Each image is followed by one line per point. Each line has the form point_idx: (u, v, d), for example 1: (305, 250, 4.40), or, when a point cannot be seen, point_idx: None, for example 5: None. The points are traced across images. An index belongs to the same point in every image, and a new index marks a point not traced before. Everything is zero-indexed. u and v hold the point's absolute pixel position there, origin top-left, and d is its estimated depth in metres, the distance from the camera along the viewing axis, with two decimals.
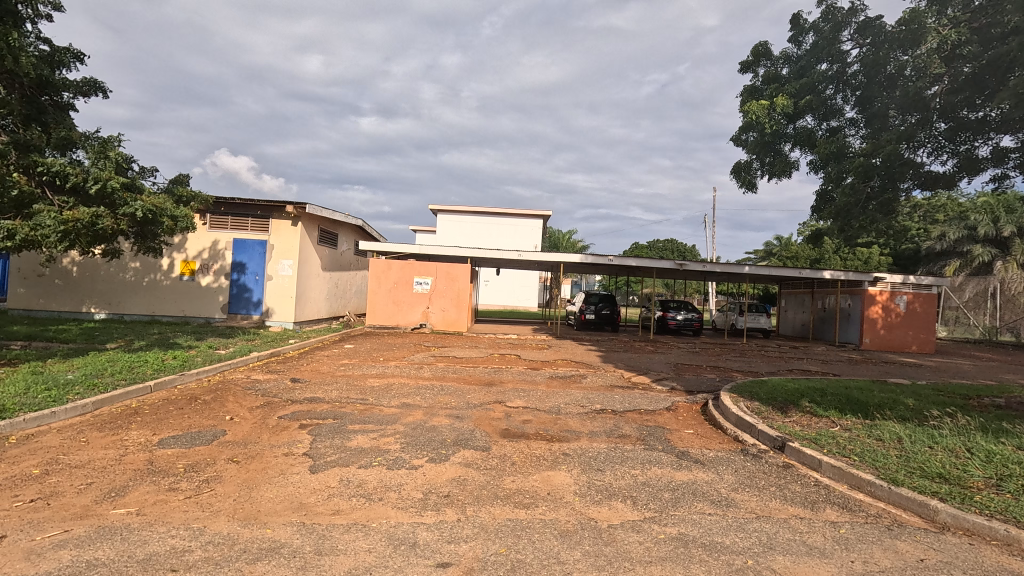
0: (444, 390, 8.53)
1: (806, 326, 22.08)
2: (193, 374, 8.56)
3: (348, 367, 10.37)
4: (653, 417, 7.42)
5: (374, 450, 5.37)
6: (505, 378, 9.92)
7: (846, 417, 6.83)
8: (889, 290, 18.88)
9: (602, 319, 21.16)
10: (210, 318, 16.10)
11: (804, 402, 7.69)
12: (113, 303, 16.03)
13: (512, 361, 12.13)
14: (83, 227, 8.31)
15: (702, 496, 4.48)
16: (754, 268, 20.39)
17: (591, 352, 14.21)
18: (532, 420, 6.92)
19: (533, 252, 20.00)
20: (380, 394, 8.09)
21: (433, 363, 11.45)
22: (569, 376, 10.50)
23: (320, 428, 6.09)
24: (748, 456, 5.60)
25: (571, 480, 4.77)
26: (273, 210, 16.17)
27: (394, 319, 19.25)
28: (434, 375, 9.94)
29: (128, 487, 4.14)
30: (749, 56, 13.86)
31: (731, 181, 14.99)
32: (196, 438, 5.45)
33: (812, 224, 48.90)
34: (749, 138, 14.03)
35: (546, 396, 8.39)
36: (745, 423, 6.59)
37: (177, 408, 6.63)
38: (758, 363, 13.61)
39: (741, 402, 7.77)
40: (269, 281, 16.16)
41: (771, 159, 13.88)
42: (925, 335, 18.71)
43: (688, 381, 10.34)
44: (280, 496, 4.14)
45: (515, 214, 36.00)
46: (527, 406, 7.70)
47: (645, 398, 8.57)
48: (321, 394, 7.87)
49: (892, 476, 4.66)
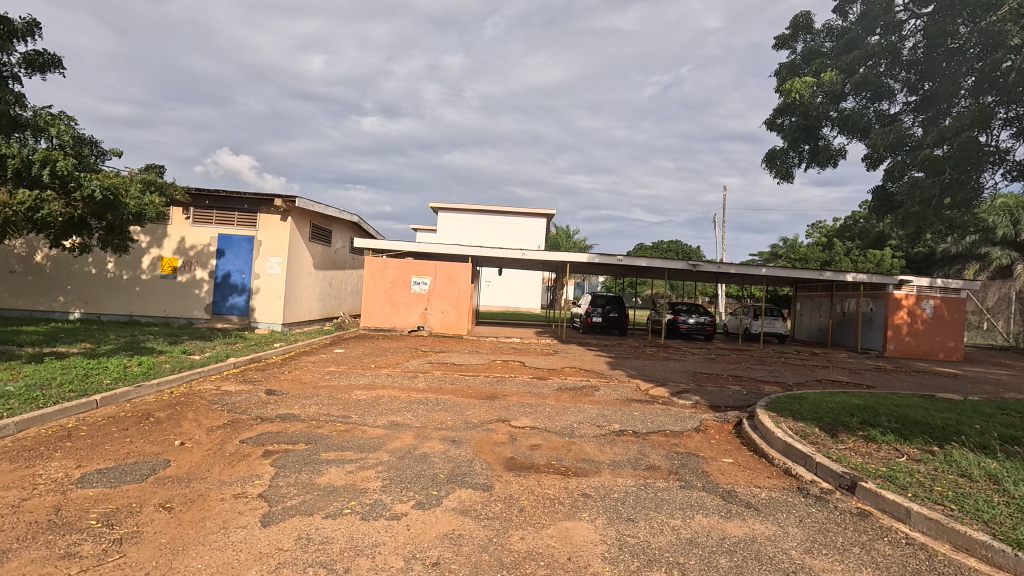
0: (441, 406, 7.46)
1: (824, 331, 20.99)
2: (154, 386, 7.48)
3: (334, 376, 9.30)
4: (682, 441, 6.36)
5: (349, 490, 4.29)
6: (509, 390, 8.83)
7: (915, 446, 5.78)
8: (915, 294, 17.81)
9: (609, 322, 20.07)
10: (192, 318, 15.08)
11: (856, 424, 6.64)
12: (90, 302, 15.03)
13: (516, 369, 11.04)
14: (20, 213, 7.79)
15: (771, 565, 3.41)
16: (772, 270, 19.27)
17: (600, 359, 13.13)
18: (541, 445, 5.87)
19: (537, 251, 18.96)
20: (368, 409, 7.08)
21: (430, 371, 10.38)
22: (581, 387, 9.41)
23: (288, 458, 5.02)
24: (811, 498, 4.55)
25: (595, 537, 3.72)
26: (260, 204, 15.15)
27: (390, 321, 18.23)
28: (430, 386, 8.84)
29: (6, 554, 3.08)
30: (787, 32, 14.55)
31: (766, 172, 15.50)
32: (127, 473, 4.38)
33: (821, 225, 47.64)
34: (789, 123, 14.68)
35: (557, 413, 7.31)
36: (797, 452, 5.54)
37: (121, 430, 5.55)
38: (783, 372, 12.56)
39: (783, 422, 6.70)
40: (257, 280, 15.13)
41: (813, 145, 14.59)
42: (953, 342, 17.61)
43: (714, 395, 9.28)
44: (211, 567, 3.07)
45: (517, 213, 34.96)
46: (534, 426, 6.64)
47: (669, 417, 7.50)
48: (297, 410, 6.82)
49: (1012, 536, 3.59)
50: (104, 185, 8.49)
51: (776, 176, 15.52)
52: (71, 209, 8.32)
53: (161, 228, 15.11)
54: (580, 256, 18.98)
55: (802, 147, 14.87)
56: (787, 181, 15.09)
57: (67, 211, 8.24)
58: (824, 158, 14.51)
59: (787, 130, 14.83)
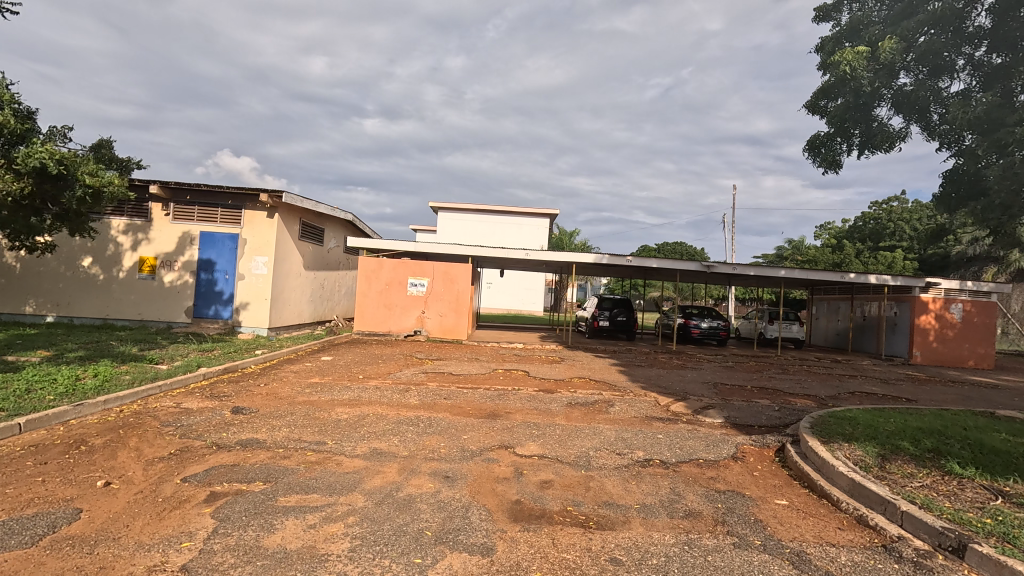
0: (435, 428, 6.43)
1: (842, 335, 19.97)
2: (99, 405, 6.39)
3: (317, 390, 8.26)
4: (720, 475, 5.32)
5: (306, 560, 3.24)
6: (513, 407, 7.77)
7: (1012, 488, 4.73)
8: (942, 298, 16.78)
9: (617, 326, 19.04)
10: (171, 322, 14.06)
11: (927, 454, 5.57)
12: (62, 305, 14.01)
13: (520, 380, 9.99)
14: None
15: None
16: (790, 272, 18.17)
17: (611, 368, 12.08)
18: (553, 483, 4.83)
19: (541, 251, 17.90)
20: (350, 432, 6.04)
21: (423, 383, 9.32)
22: (593, 403, 8.37)
23: (235, 506, 3.97)
24: (909, 568, 3.49)
25: None
26: (245, 200, 14.13)
27: (385, 324, 17.21)
28: (423, 402, 7.78)
29: None
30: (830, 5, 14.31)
31: (807, 158, 15.70)
32: (15, 533, 3.35)
33: (829, 226, 46.49)
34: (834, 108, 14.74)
35: (569, 437, 6.26)
36: (871, 496, 4.47)
37: (34, 465, 4.50)
38: (810, 383, 11.52)
39: (838, 450, 5.63)
40: (241, 282, 14.10)
41: (866, 126, 14.39)
42: (983, 349, 16.55)
43: (744, 412, 8.21)
44: None
45: (519, 213, 33.94)
46: (544, 454, 5.61)
47: (699, 441, 6.44)
48: (265, 434, 5.77)
49: None
50: (53, 153, 7.94)
51: (821, 163, 15.80)
52: (22, 183, 7.80)
53: (139, 225, 14.09)
54: (587, 256, 17.92)
55: (850, 132, 14.80)
56: (833, 170, 15.46)
57: (18, 185, 7.73)
58: (878, 141, 14.12)
59: (830, 114, 14.97)
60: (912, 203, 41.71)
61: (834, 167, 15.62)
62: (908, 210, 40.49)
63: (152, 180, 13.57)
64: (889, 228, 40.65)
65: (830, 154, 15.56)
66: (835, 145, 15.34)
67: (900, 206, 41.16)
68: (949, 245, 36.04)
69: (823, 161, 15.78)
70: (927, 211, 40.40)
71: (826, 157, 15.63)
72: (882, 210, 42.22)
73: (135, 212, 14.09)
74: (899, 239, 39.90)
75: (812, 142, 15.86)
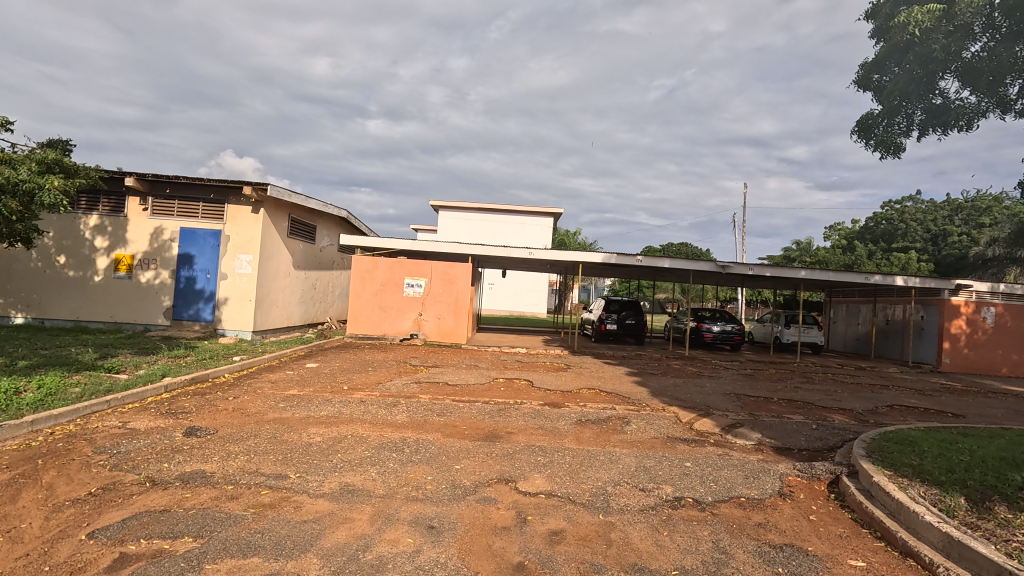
0: (423, 454, 5.43)
1: (862, 340, 18.92)
2: (25, 427, 5.40)
3: (292, 405, 7.26)
4: (771, 521, 4.31)
5: None
6: (515, 426, 6.75)
7: None
8: (974, 301, 15.71)
9: (625, 329, 18.03)
10: (149, 324, 13.11)
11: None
12: (33, 305, 13.08)
13: (523, 392, 8.98)
14: None
15: None
16: (811, 273, 17.10)
17: (622, 376, 11.10)
18: (565, 534, 3.84)
19: (545, 250, 16.79)
20: (320, 461, 5.04)
21: (415, 395, 8.29)
22: (606, 420, 7.37)
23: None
24: None
25: None
26: (229, 193, 13.19)
27: (380, 327, 16.24)
28: (413, 421, 6.77)
29: None
30: None
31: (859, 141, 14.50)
32: None
33: (839, 227, 45.32)
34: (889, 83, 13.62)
35: (581, 468, 5.26)
36: (977, 560, 3.46)
37: None
38: (841, 394, 10.51)
39: (913, 490, 4.61)
40: (225, 282, 13.16)
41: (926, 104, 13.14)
42: (1019, 356, 15.45)
43: (779, 431, 7.19)
44: None
45: (522, 212, 32.97)
46: (553, 492, 4.62)
47: (736, 472, 5.43)
48: (214, 464, 4.77)
49: None
50: None
51: (877, 146, 14.56)
52: None
53: (115, 221, 13.14)
54: (594, 255, 16.88)
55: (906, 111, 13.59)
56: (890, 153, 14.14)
57: None
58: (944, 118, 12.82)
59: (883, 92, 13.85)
60: (924, 203, 40.59)
61: (891, 150, 14.38)
62: (921, 210, 39.37)
63: (129, 171, 12.65)
64: (902, 229, 39.48)
65: (887, 135, 14.29)
66: (891, 126, 14.13)
67: (913, 206, 40.03)
68: (965, 245, 35.00)
69: (878, 144, 14.40)
70: (940, 210, 39.29)
71: (881, 139, 14.38)
72: (894, 210, 41.13)
73: (111, 206, 13.15)
74: (912, 240, 38.83)
75: (864, 125, 14.73)
